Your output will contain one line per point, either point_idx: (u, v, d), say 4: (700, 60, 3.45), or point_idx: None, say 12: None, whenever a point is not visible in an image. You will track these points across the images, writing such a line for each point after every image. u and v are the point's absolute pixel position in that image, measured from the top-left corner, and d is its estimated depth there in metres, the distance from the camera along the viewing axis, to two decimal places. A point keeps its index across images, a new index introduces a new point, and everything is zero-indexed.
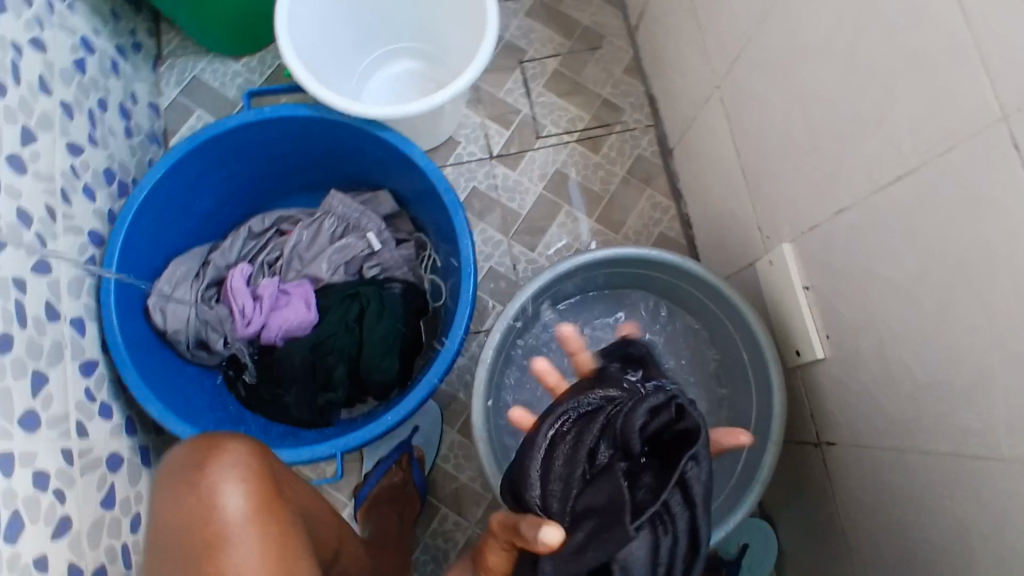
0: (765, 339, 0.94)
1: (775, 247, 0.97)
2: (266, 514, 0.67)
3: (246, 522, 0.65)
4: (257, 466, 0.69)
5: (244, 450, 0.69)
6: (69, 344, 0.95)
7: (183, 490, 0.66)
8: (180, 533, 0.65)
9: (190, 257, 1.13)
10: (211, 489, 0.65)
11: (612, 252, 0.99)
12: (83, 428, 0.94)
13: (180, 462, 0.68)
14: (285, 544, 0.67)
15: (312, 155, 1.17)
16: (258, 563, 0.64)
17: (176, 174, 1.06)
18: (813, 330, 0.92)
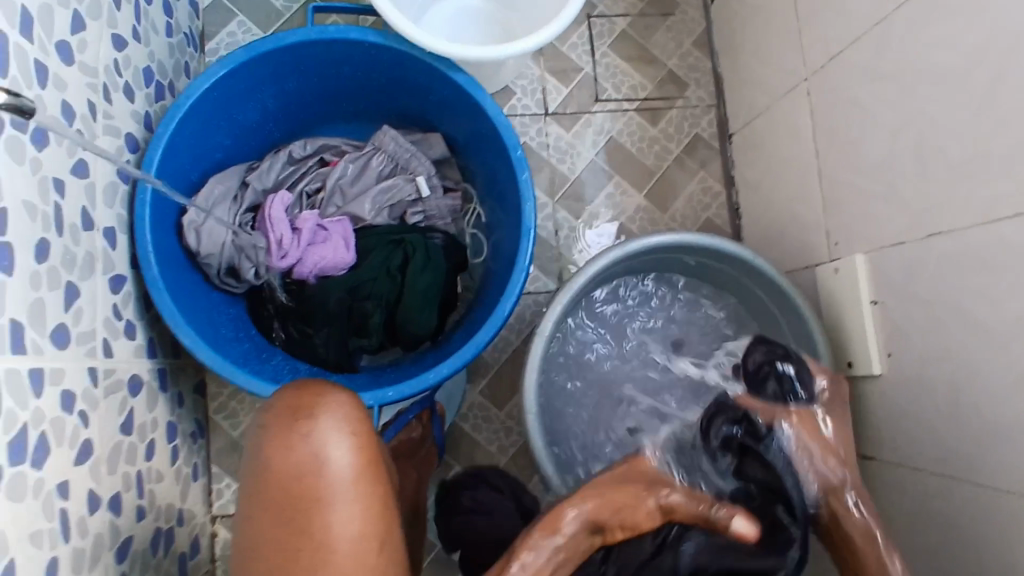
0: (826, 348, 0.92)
1: (845, 257, 0.97)
2: (369, 474, 0.67)
3: (350, 479, 0.66)
4: (362, 423, 0.69)
5: (350, 404, 0.69)
6: (100, 256, 0.88)
7: (289, 439, 0.66)
8: (283, 482, 0.65)
9: (228, 177, 1.06)
10: (319, 442, 0.66)
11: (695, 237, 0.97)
12: (109, 347, 0.88)
13: (284, 408, 0.68)
14: (382, 507, 0.68)
15: (369, 85, 1.10)
16: (358, 524, 0.65)
17: (226, 85, 0.98)
18: (875, 345, 0.92)
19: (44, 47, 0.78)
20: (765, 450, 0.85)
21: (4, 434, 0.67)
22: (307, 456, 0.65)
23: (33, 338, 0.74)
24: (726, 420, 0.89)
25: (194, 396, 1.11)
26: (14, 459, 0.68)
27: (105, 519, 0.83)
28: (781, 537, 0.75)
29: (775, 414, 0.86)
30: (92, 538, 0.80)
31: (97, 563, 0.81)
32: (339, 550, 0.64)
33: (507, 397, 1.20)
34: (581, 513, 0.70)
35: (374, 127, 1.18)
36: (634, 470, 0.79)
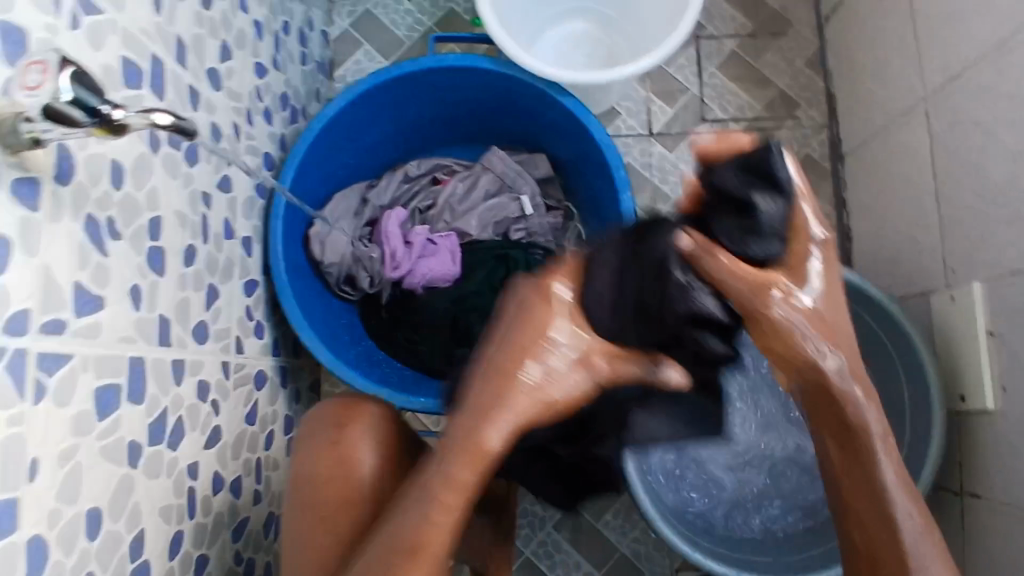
0: (937, 382, 0.89)
1: (961, 285, 0.93)
2: (391, 473, 0.78)
3: (374, 476, 0.76)
4: (388, 431, 0.80)
5: (371, 420, 0.79)
6: (238, 262, 0.99)
7: (326, 444, 0.77)
8: (320, 483, 0.76)
9: (351, 194, 1.15)
10: (349, 453, 0.76)
11: None
12: (241, 344, 0.98)
13: (315, 424, 0.79)
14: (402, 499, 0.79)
15: (480, 109, 1.16)
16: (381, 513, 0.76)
17: (353, 110, 1.07)
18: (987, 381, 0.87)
19: (197, 75, 0.89)
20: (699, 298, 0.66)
21: (147, 416, 0.77)
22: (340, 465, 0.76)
23: (178, 334, 0.84)
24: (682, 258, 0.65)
25: (310, 394, 1.21)
26: (155, 438, 0.79)
27: (227, 499, 0.93)
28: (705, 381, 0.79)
29: (717, 249, 0.62)
30: (214, 516, 0.89)
31: (217, 538, 0.90)
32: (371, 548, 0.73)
33: None
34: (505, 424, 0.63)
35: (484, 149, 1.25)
36: (559, 319, 0.64)
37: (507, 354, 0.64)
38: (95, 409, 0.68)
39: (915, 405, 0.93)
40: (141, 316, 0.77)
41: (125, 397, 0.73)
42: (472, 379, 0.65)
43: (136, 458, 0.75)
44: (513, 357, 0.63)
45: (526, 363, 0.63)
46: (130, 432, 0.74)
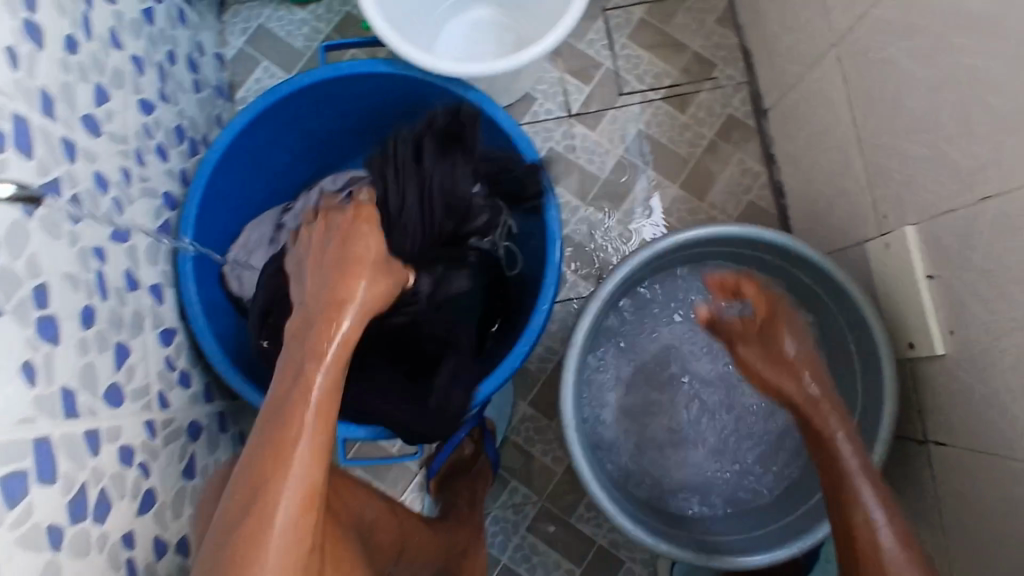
0: (884, 334, 0.87)
1: (894, 230, 0.91)
2: None
3: None
4: None
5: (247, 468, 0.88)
6: (149, 313, 0.93)
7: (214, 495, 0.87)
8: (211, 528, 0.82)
9: (264, 222, 1.10)
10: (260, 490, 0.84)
11: (717, 230, 0.92)
12: (165, 398, 0.93)
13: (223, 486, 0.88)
14: None
15: (387, 114, 1.11)
16: None
17: (250, 133, 1.02)
18: (931, 325, 0.86)
19: (70, 124, 0.82)
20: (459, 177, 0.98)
21: (64, 496, 0.72)
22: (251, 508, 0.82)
23: (86, 401, 0.78)
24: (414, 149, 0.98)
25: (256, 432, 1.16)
26: (76, 516, 0.73)
27: (173, 562, 0.88)
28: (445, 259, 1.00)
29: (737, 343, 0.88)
30: None
31: None
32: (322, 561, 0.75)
33: (557, 407, 1.19)
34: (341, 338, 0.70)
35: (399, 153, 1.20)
36: (377, 239, 0.79)
37: (330, 285, 0.73)
38: (0, 497, 0.63)
39: (867, 359, 0.91)
40: (39, 392, 0.71)
41: (34, 479, 0.68)
42: (305, 305, 0.74)
43: (58, 540, 0.70)
44: (341, 271, 0.74)
45: (357, 276, 0.74)
46: (46, 515, 0.69)
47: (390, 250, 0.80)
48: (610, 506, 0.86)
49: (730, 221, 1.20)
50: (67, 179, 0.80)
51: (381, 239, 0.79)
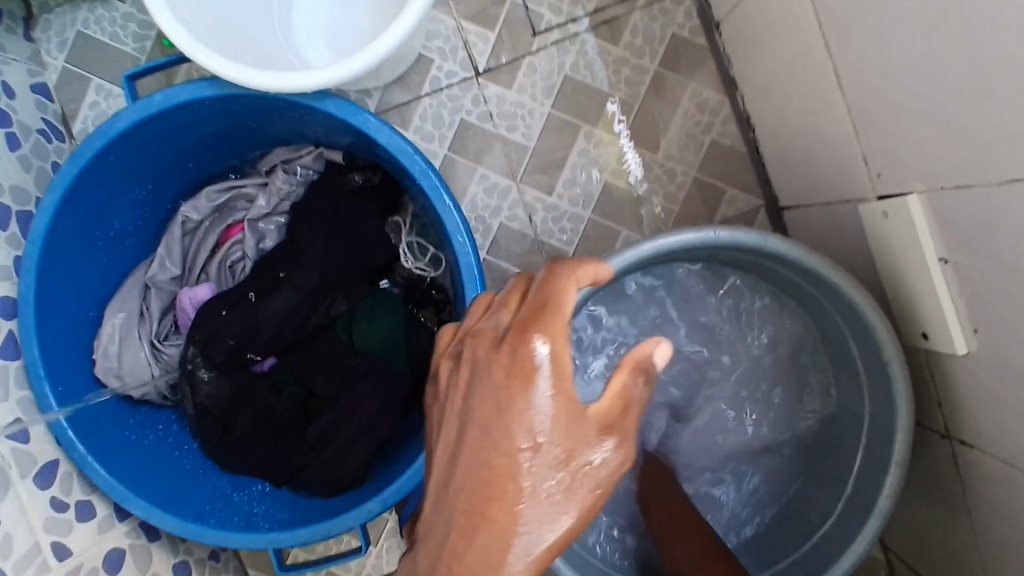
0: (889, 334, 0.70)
1: (894, 195, 0.71)
2: None
3: None
4: None
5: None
6: (12, 460, 0.77)
7: None
8: None
9: (129, 294, 0.89)
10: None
11: (669, 241, 0.72)
12: (63, 548, 0.79)
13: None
14: None
15: (240, 132, 0.88)
16: None
17: (75, 205, 0.80)
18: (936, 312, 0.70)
19: None
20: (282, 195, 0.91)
21: None
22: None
23: None
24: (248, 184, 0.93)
25: None
26: None
27: None
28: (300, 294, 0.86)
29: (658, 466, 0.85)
30: None
31: None
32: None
33: None
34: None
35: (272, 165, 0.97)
36: (556, 419, 0.46)
37: (476, 498, 0.46)
38: None
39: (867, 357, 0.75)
40: None
41: None
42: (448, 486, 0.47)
43: None
44: (494, 482, 0.46)
45: (509, 494, 0.46)
46: None
47: (590, 437, 0.47)
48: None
49: (691, 171, 1.00)
50: None
51: (571, 418, 0.46)
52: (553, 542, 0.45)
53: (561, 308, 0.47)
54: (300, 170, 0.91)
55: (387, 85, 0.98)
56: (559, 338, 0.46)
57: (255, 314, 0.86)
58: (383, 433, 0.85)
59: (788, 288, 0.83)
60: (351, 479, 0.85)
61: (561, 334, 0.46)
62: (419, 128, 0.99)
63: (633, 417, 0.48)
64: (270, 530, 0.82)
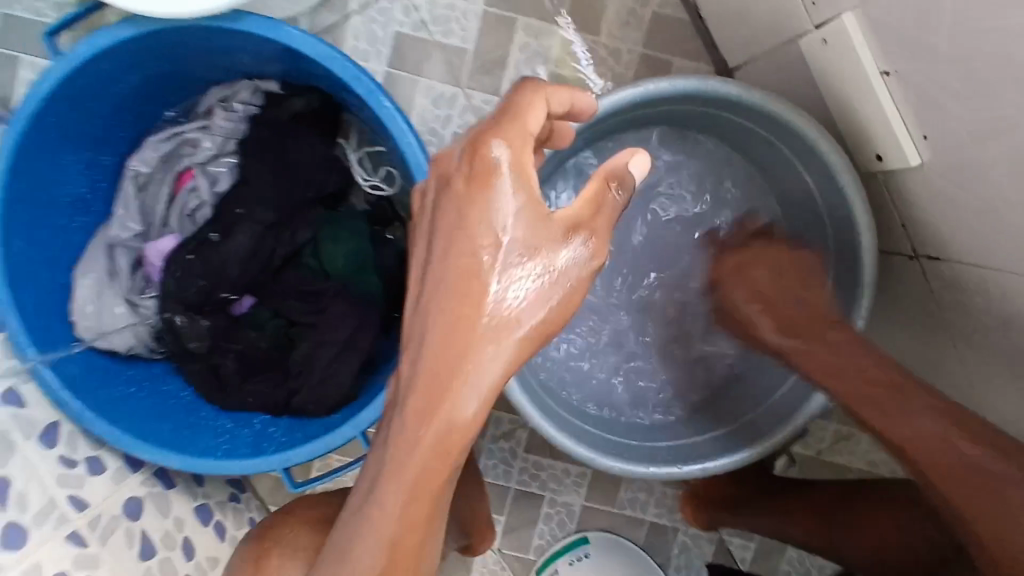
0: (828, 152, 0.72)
1: (829, 19, 0.69)
2: None
3: None
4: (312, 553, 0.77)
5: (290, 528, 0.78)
6: (13, 425, 0.80)
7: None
8: None
9: (95, 255, 0.90)
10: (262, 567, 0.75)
11: (625, 94, 0.72)
12: (80, 499, 0.83)
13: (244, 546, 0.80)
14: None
15: (170, 73, 0.87)
16: None
17: (22, 174, 0.79)
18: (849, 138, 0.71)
19: None
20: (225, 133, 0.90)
21: None
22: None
23: None
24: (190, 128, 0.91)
25: None
26: None
27: None
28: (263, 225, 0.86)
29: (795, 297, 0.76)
30: None
31: None
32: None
33: None
34: (478, 395, 0.47)
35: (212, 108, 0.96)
36: (523, 218, 0.48)
37: (452, 300, 0.48)
38: None
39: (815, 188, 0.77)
40: None
41: None
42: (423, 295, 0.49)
43: None
44: (466, 283, 0.48)
45: (482, 290, 0.48)
46: None
47: (556, 236, 0.48)
48: (586, 450, 0.77)
49: (636, 48, 0.98)
50: None
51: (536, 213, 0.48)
52: (529, 334, 0.48)
53: (524, 118, 0.48)
54: (239, 105, 0.90)
55: (314, 8, 0.96)
56: (519, 147, 0.48)
57: (219, 256, 0.86)
58: (367, 346, 0.86)
59: (740, 136, 0.84)
60: (342, 396, 0.86)
61: (521, 140, 0.48)
62: (355, 48, 0.98)
63: (602, 220, 0.51)
64: (272, 452, 0.84)
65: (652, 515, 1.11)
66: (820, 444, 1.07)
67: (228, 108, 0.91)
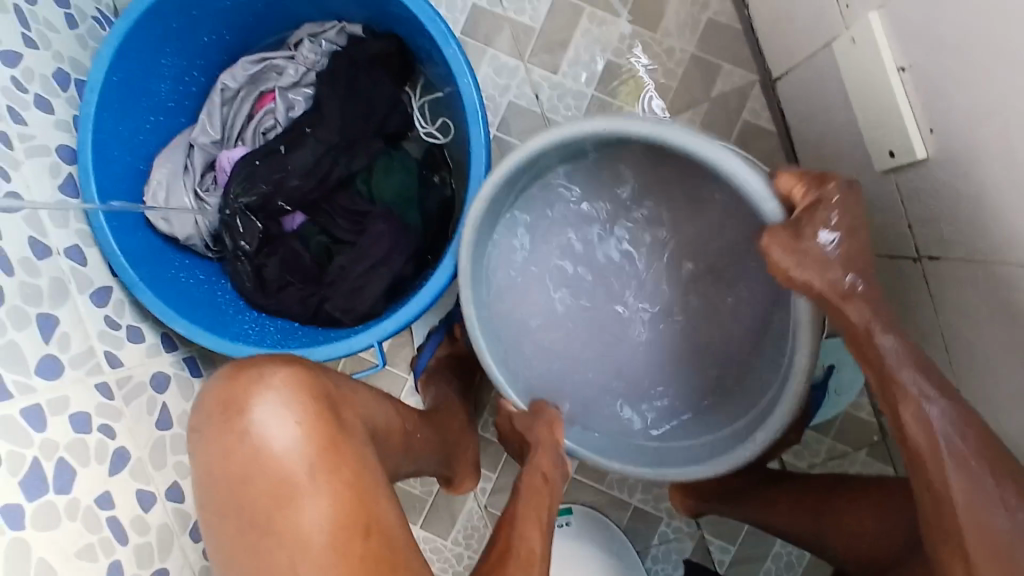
0: (771, 204, 0.65)
1: (859, 18, 0.76)
2: (330, 449, 0.65)
3: (301, 449, 0.64)
4: (306, 396, 0.66)
5: (286, 368, 0.67)
6: (72, 277, 0.88)
7: (222, 432, 0.64)
8: (230, 479, 0.64)
9: (174, 150, 1.00)
10: (238, 411, 0.64)
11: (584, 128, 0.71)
12: (114, 358, 0.91)
13: (219, 374, 0.68)
14: (327, 429, 0.65)
15: (271, 3, 0.98)
16: (294, 439, 0.64)
17: (128, 64, 0.91)
18: (773, 197, 0.66)
19: None
20: (309, 66, 1.00)
21: (14, 475, 0.72)
22: (245, 453, 0.63)
23: (15, 379, 0.76)
24: (275, 58, 1.01)
25: None
26: (34, 493, 0.74)
27: (167, 510, 0.90)
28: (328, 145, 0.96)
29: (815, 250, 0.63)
30: (155, 531, 0.87)
31: (171, 549, 0.88)
32: (269, 474, 0.63)
33: None
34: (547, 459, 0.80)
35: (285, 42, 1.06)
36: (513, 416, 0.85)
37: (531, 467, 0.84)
38: None
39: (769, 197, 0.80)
40: None
41: None
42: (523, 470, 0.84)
43: (18, 520, 0.71)
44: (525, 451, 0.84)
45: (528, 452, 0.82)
46: None
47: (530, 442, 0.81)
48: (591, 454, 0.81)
49: (688, 48, 1.06)
50: None
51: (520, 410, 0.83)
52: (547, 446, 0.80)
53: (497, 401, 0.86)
54: (325, 43, 1.00)
55: None
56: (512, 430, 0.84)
57: (283, 165, 0.96)
58: (396, 269, 0.95)
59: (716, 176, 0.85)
60: (367, 312, 0.95)
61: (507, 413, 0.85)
62: None
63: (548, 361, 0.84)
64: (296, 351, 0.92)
65: (637, 501, 1.13)
66: (814, 458, 1.07)
67: (314, 42, 1.01)
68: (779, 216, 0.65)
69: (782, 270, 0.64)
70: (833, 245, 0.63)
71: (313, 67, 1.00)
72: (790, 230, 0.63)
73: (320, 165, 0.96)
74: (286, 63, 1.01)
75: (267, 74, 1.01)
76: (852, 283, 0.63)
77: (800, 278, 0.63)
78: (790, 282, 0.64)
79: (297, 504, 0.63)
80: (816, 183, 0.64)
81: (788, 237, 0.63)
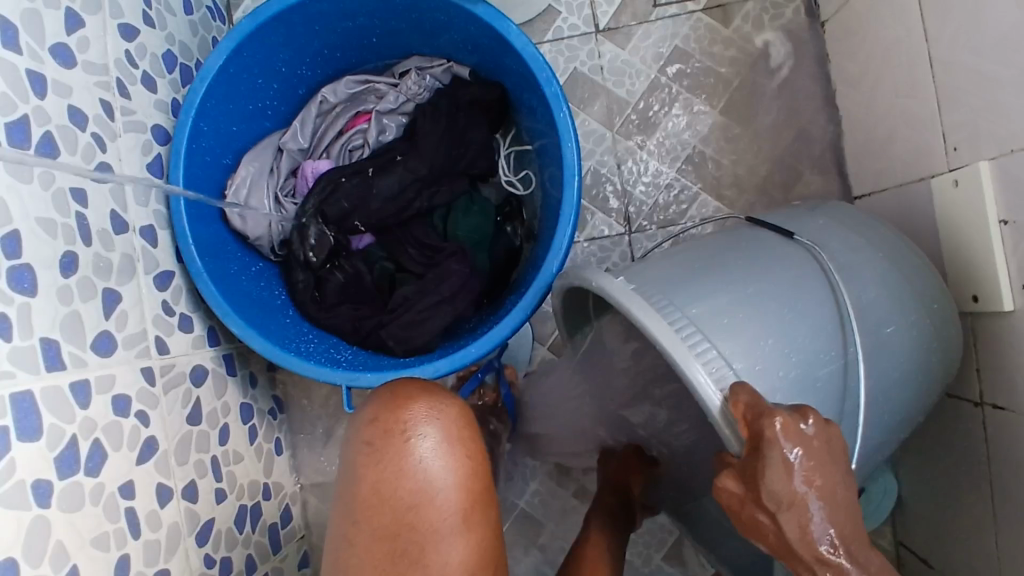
0: (725, 430, 0.57)
1: (967, 164, 0.79)
2: (480, 502, 0.60)
3: (458, 494, 0.59)
4: (467, 439, 0.62)
5: (455, 402, 0.64)
6: (140, 256, 0.88)
7: (381, 456, 0.59)
8: (376, 509, 0.58)
9: (263, 150, 1.02)
10: (413, 435, 0.60)
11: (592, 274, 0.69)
12: (163, 344, 0.89)
13: (386, 394, 0.63)
14: (481, 480, 0.61)
15: (388, 31, 1.00)
16: (455, 482, 0.59)
17: (239, 62, 0.92)
18: (722, 420, 0.56)
19: (38, 56, 0.74)
20: (409, 96, 1.03)
21: (49, 450, 0.68)
22: (413, 481, 0.58)
23: (71, 350, 0.73)
24: (376, 83, 1.05)
25: (268, 372, 1.15)
26: (65, 472, 0.70)
27: (180, 508, 0.85)
28: (416, 176, 0.97)
29: (763, 503, 0.54)
30: (166, 528, 0.82)
31: (177, 550, 0.83)
32: (433, 509, 0.58)
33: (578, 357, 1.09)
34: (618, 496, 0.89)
35: (389, 67, 1.08)
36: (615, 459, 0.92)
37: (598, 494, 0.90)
38: (12, 432, 0.64)
39: (824, 337, 0.66)
40: (14, 346, 0.67)
41: (13, 437, 0.65)
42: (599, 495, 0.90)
43: (46, 497, 0.67)
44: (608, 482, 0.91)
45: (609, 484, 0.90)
46: (31, 471, 0.66)
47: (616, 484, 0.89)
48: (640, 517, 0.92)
49: (775, 150, 1.08)
50: (35, 113, 0.73)
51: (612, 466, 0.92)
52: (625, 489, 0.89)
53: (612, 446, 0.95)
54: (430, 78, 1.03)
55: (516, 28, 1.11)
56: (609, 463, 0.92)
57: (369, 187, 0.97)
58: (458, 309, 0.95)
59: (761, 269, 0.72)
60: (421, 346, 0.94)
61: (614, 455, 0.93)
62: None
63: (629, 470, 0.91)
64: (344, 369, 0.90)
65: None
66: None
67: (420, 74, 1.03)
68: (734, 447, 0.56)
69: (738, 513, 0.57)
70: (795, 500, 0.53)
71: (413, 97, 1.03)
72: (737, 469, 0.56)
73: (402, 196, 0.97)
74: (388, 90, 1.04)
75: (367, 95, 1.04)
76: (822, 547, 0.53)
77: (760, 527, 0.55)
78: (752, 532, 0.56)
79: (454, 550, 0.57)
80: (763, 419, 0.54)
81: (731, 484, 0.56)
